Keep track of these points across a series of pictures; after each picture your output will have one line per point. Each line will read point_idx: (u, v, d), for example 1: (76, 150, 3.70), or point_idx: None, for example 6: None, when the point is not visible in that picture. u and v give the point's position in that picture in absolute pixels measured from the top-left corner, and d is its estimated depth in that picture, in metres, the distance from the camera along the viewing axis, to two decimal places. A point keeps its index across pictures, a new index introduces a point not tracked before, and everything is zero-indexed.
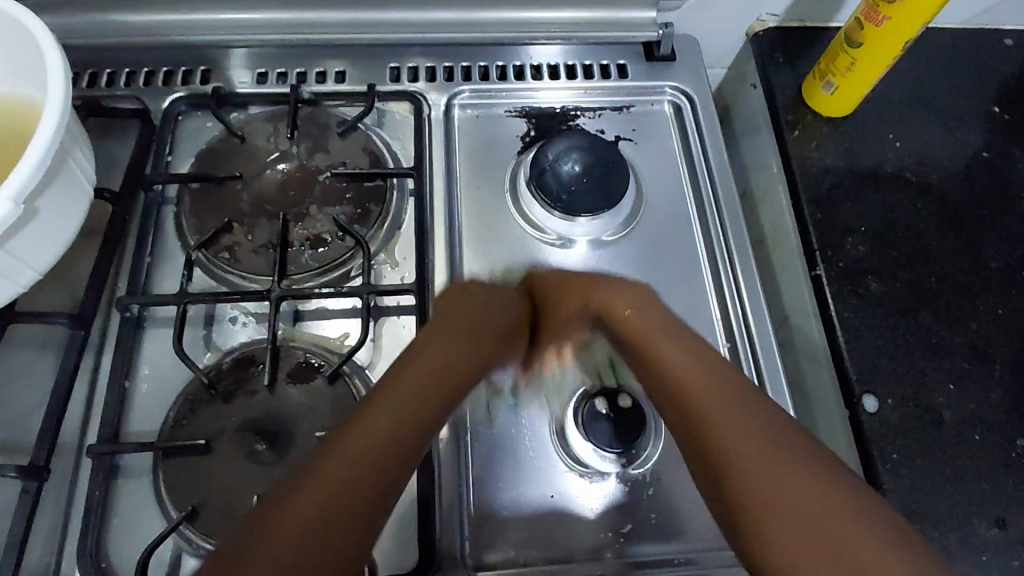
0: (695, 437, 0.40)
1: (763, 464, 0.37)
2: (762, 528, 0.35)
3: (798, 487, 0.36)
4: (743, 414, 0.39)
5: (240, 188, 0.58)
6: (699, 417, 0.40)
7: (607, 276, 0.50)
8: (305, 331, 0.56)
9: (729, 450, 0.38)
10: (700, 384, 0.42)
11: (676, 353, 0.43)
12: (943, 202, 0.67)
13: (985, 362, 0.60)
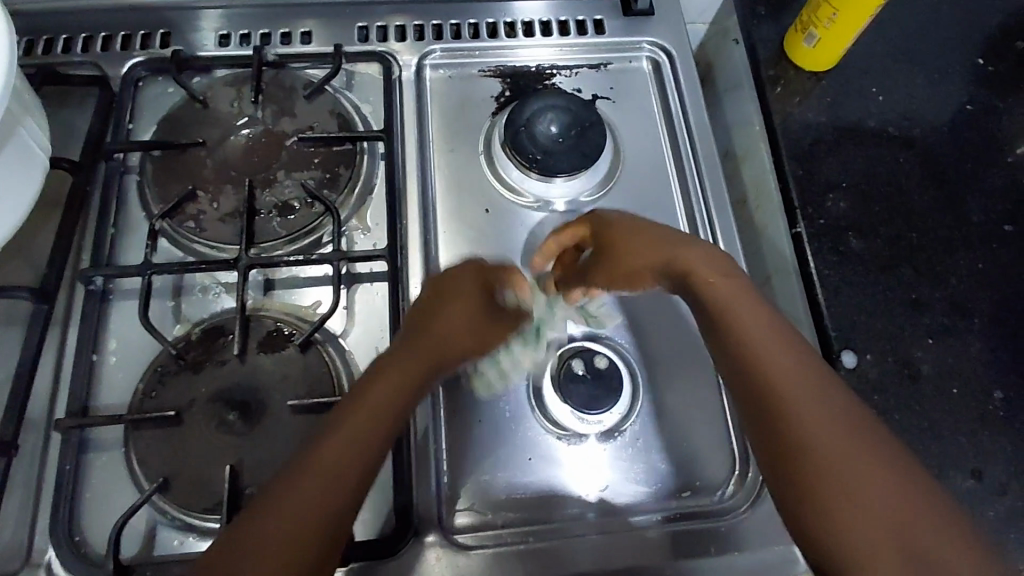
0: (796, 439, 0.42)
1: (882, 508, 0.39)
2: (830, 522, 0.39)
3: (872, 498, 0.39)
4: (860, 459, 0.40)
5: (204, 155, 0.57)
6: (824, 458, 0.41)
7: (733, 280, 0.49)
8: (275, 300, 0.55)
9: (815, 452, 0.41)
10: (803, 389, 0.43)
11: (790, 382, 0.43)
12: (926, 156, 0.66)
13: (965, 317, 0.60)
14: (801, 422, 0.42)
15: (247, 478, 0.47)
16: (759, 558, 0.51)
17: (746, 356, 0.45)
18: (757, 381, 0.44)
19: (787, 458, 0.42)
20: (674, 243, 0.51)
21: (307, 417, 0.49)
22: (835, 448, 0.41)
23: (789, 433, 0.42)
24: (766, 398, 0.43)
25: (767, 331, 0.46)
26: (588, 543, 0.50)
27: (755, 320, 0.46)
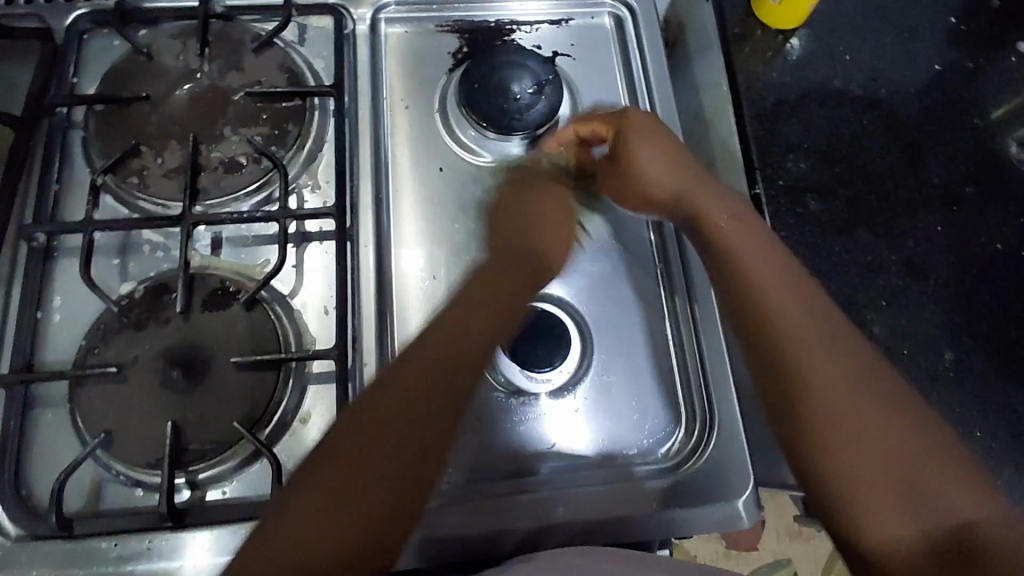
0: (805, 386, 0.46)
1: (878, 453, 0.43)
2: (827, 464, 0.44)
3: (873, 441, 0.43)
4: (872, 405, 0.44)
5: (149, 110, 0.56)
6: (843, 435, 0.44)
7: (757, 242, 0.52)
8: (222, 258, 0.54)
9: (822, 401, 0.45)
10: (812, 344, 0.47)
11: (806, 340, 0.47)
12: (890, 117, 0.65)
13: (919, 279, 0.60)
14: (821, 398, 0.45)
15: (189, 433, 0.47)
16: (702, 512, 0.50)
17: (772, 316, 0.48)
18: (768, 338, 0.48)
19: (799, 403, 0.45)
20: (707, 201, 0.55)
21: (251, 374, 0.49)
22: (843, 418, 0.44)
23: (796, 380, 0.46)
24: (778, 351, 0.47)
25: (793, 303, 0.49)
26: (532, 502, 0.49)
27: (777, 299, 0.49)
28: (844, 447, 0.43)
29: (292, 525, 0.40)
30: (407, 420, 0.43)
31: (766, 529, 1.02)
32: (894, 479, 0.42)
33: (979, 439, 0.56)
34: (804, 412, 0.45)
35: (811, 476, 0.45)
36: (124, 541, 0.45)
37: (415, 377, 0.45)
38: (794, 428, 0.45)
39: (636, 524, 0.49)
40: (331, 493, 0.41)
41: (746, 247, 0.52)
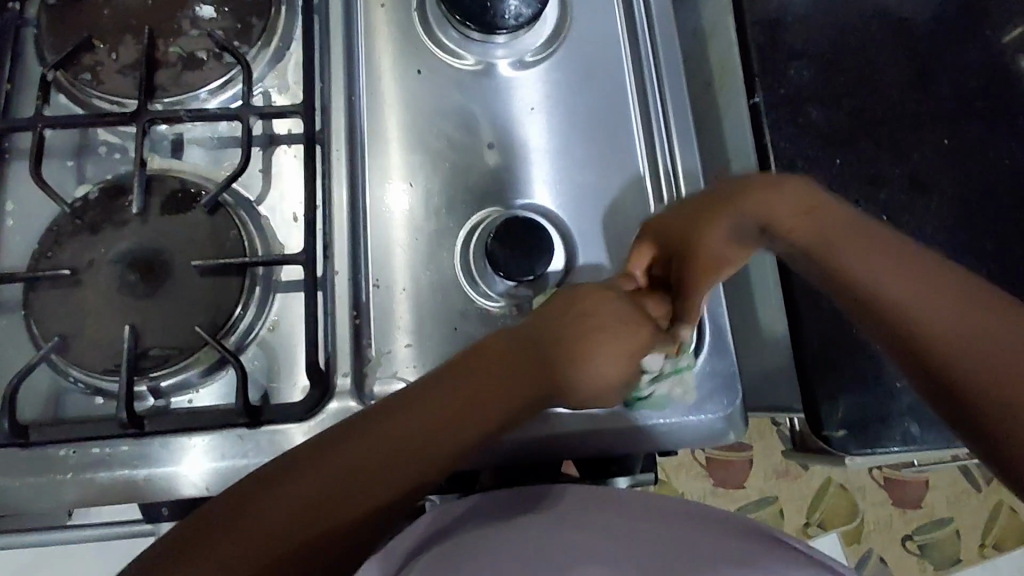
0: (909, 318, 0.38)
1: (1019, 361, 0.35)
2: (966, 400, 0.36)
3: (1001, 355, 0.36)
4: (981, 316, 0.37)
5: (102, 3, 0.51)
6: (989, 370, 0.36)
7: (801, 199, 0.43)
8: (184, 161, 0.50)
9: (932, 329, 0.37)
10: (887, 277, 0.38)
11: (896, 284, 0.38)
12: (900, 24, 0.61)
13: (921, 196, 0.57)
14: (949, 334, 0.37)
15: (150, 338, 0.45)
16: (687, 425, 0.48)
17: (841, 261, 0.40)
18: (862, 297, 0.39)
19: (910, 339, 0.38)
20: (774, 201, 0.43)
21: (214, 279, 0.46)
22: (997, 352, 0.36)
23: (902, 314, 0.38)
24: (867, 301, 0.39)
25: (910, 276, 0.38)
26: None
27: (875, 270, 0.39)
28: (996, 383, 0.35)
29: (234, 538, 0.34)
30: (425, 436, 0.37)
31: (753, 468, 1.02)
32: None
33: None
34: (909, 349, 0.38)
35: (953, 412, 0.37)
36: (83, 449, 0.43)
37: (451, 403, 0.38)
38: (921, 374, 0.38)
39: (619, 436, 0.47)
40: (311, 504, 0.35)
41: (822, 217, 0.42)
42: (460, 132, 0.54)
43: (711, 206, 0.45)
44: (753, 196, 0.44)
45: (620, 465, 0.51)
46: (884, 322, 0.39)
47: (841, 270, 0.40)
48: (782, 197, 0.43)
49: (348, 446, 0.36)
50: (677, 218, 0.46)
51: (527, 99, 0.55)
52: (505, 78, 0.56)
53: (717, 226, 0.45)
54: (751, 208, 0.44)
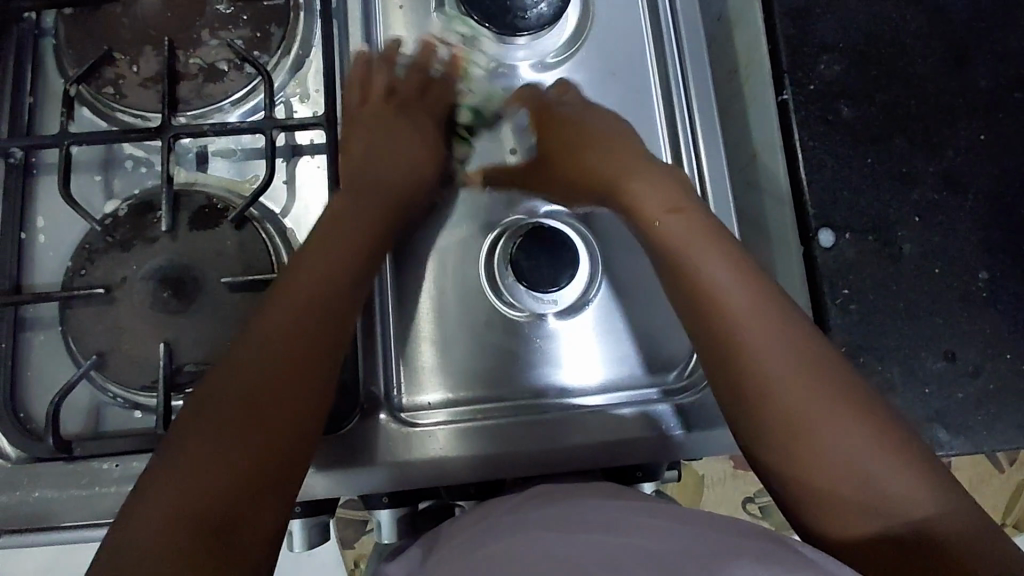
0: (769, 405, 0.40)
1: (827, 484, 0.38)
2: (831, 507, 0.38)
3: (824, 446, 0.38)
4: (809, 393, 0.40)
5: (119, 12, 0.51)
6: (820, 465, 0.38)
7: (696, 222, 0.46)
8: (208, 175, 0.51)
9: (790, 415, 0.40)
10: (760, 343, 0.41)
11: (763, 367, 0.41)
12: (936, 11, 0.59)
13: (957, 194, 0.56)
14: (762, 360, 0.41)
15: (184, 355, 0.46)
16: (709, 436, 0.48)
17: (734, 329, 0.42)
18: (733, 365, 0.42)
19: (777, 427, 0.40)
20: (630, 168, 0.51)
21: (244, 295, 0.47)
22: (795, 390, 0.40)
23: (766, 402, 0.40)
24: (750, 391, 0.41)
25: (748, 310, 0.42)
26: (540, 423, 0.48)
27: (739, 296, 0.43)
28: (796, 439, 0.39)
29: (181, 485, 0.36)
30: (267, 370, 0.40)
31: None
32: (840, 457, 0.38)
33: (1007, 361, 0.55)
34: (788, 446, 0.39)
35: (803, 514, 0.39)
36: (125, 463, 0.44)
37: (256, 356, 0.40)
38: (738, 397, 0.41)
39: (638, 448, 0.48)
40: (244, 408, 0.38)
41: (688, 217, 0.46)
42: (484, 136, 0.54)
43: (633, 156, 0.52)
44: (648, 182, 0.49)
45: (646, 472, 0.53)
46: (715, 333, 0.43)
47: (705, 286, 0.44)
48: (672, 195, 0.48)
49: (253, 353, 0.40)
50: (612, 148, 0.52)
51: (550, 102, 0.55)
52: (525, 80, 0.55)
53: (639, 182, 0.50)
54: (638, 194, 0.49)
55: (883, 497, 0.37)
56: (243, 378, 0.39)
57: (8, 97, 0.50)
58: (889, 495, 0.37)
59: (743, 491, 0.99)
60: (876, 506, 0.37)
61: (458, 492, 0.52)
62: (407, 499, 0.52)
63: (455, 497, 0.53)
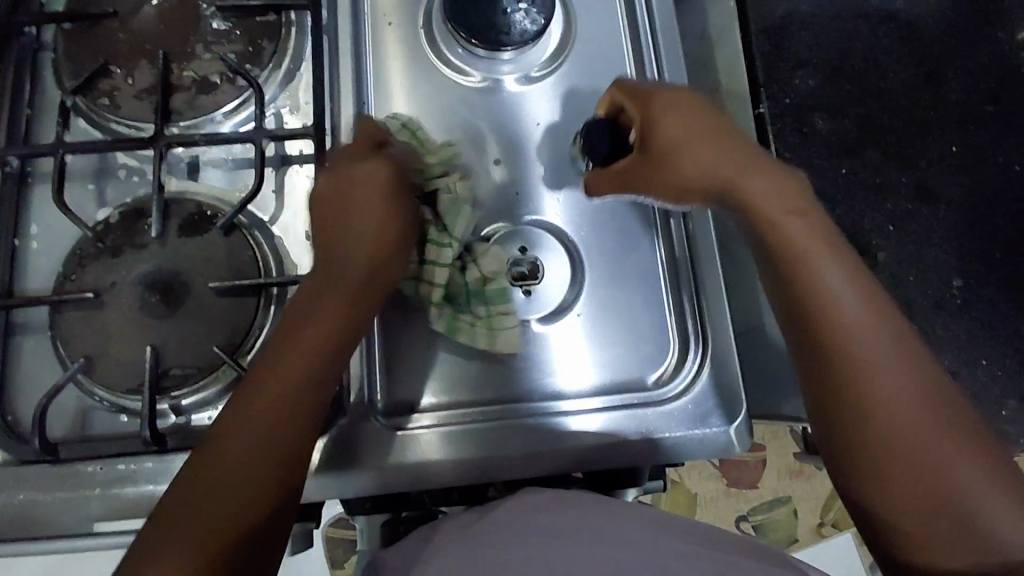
0: (882, 427, 0.40)
1: (924, 515, 0.39)
2: (923, 540, 0.39)
3: (929, 471, 0.39)
4: (923, 422, 0.40)
5: (117, 27, 0.52)
6: (922, 497, 0.39)
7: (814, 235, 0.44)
8: (200, 183, 0.52)
9: (898, 442, 0.40)
10: (876, 361, 0.41)
11: (878, 385, 0.40)
12: (908, 30, 0.67)
13: (930, 203, 0.66)
14: (875, 384, 0.40)
15: (171, 358, 0.47)
16: (686, 438, 0.49)
17: (856, 348, 0.41)
18: (844, 383, 0.41)
19: (878, 453, 0.40)
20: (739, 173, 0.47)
21: (232, 299, 0.48)
22: (904, 403, 0.40)
23: (883, 417, 0.40)
24: (861, 413, 0.41)
25: (874, 328, 0.41)
26: (521, 427, 0.48)
27: (863, 318, 0.42)
28: (896, 464, 0.40)
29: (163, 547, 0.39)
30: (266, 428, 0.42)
31: (766, 468, 0.99)
32: (947, 481, 0.39)
33: (983, 366, 0.65)
34: (885, 472, 0.40)
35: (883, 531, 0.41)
36: (110, 464, 0.45)
37: (268, 407, 0.42)
38: (842, 403, 0.41)
39: (617, 448, 0.49)
40: (237, 477, 0.41)
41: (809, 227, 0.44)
42: (469, 145, 0.55)
43: (737, 159, 0.47)
44: (768, 184, 0.45)
45: (628, 476, 0.52)
46: (836, 354, 0.41)
47: (818, 292, 0.42)
48: (790, 199, 0.45)
49: (264, 389, 0.43)
50: (706, 137, 0.48)
51: (535, 111, 0.56)
52: (511, 93, 0.56)
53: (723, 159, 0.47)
54: (754, 194, 0.45)
55: (984, 535, 0.38)
56: (235, 436, 0.41)
57: (6, 109, 0.52)
58: (1002, 535, 0.38)
59: (735, 509, 0.99)
60: (976, 543, 0.38)
61: (441, 496, 0.52)
62: (390, 505, 0.52)
63: (439, 502, 0.53)
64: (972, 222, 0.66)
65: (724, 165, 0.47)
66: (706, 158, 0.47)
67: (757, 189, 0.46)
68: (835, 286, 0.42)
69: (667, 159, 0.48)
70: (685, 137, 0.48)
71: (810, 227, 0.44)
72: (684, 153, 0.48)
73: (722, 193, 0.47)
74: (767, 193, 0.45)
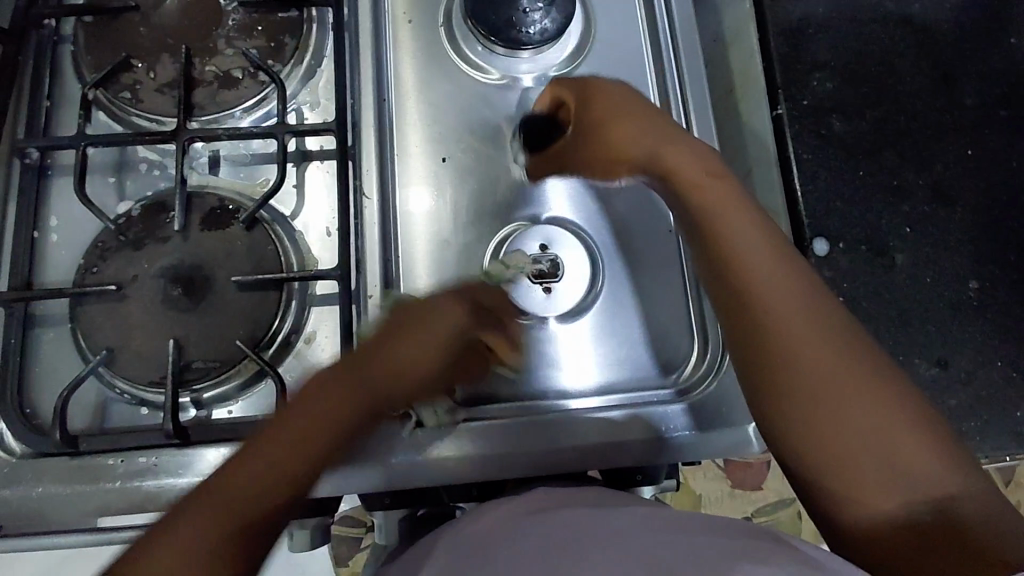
0: (786, 378, 0.39)
1: (841, 463, 0.37)
2: (846, 487, 0.36)
3: (839, 417, 0.37)
4: (829, 365, 0.38)
5: (138, 21, 0.52)
6: (834, 444, 0.37)
7: (723, 194, 0.44)
8: (220, 178, 0.52)
9: (806, 389, 0.38)
10: (778, 307, 0.40)
11: (781, 330, 0.39)
12: (923, 34, 0.68)
13: (946, 205, 0.66)
14: (782, 334, 0.39)
15: (193, 350, 0.47)
16: (706, 439, 0.49)
17: (758, 297, 0.40)
18: (755, 330, 0.40)
19: (785, 402, 0.39)
20: (649, 142, 0.46)
21: (255, 293, 0.48)
22: (807, 356, 0.38)
23: (791, 365, 0.39)
24: (767, 362, 0.39)
25: (776, 275, 0.41)
26: (543, 426, 0.48)
27: (765, 265, 0.41)
28: (806, 414, 0.38)
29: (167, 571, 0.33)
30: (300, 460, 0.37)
31: (770, 470, 0.99)
32: (856, 419, 0.37)
33: (1000, 368, 0.65)
34: (799, 422, 0.38)
35: (806, 488, 0.39)
36: (130, 458, 0.44)
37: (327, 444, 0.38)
38: (754, 361, 0.40)
39: (635, 449, 0.48)
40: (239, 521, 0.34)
41: (713, 190, 0.44)
42: (488, 144, 0.55)
43: (663, 131, 0.47)
44: (688, 151, 0.45)
45: (645, 475, 0.53)
46: (738, 306, 0.41)
47: (727, 245, 0.42)
48: (704, 168, 0.45)
49: (315, 417, 0.38)
50: (629, 108, 0.48)
51: None
52: (529, 93, 0.57)
53: (641, 129, 0.47)
54: (674, 164, 0.45)
55: (904, 483, 0.35)
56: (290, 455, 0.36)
57: (27, 102, 0.52)
58: (916, 473, 0.35)
59: (740, 511, 0.99)
60: (892, 490, 0.36)
61: (459, 493, 0.52)
62: (408, 500, 0.52)
63: (456, 499, 0.53)
64: (989, 224, 0.66)
65: (643, 138, 0.47)
66: (620, 124, 0.47)
67: (677, 159, 0.45)
68: (739, 239, 0.42)
69: (592, 120, 0.49)
70: (605, 98, 0.49)
71: (716, 189, 0.44)
72: (616, 113, 0.48)
73: (634, 156, 0.47)
74: (681, 158, 0.45)
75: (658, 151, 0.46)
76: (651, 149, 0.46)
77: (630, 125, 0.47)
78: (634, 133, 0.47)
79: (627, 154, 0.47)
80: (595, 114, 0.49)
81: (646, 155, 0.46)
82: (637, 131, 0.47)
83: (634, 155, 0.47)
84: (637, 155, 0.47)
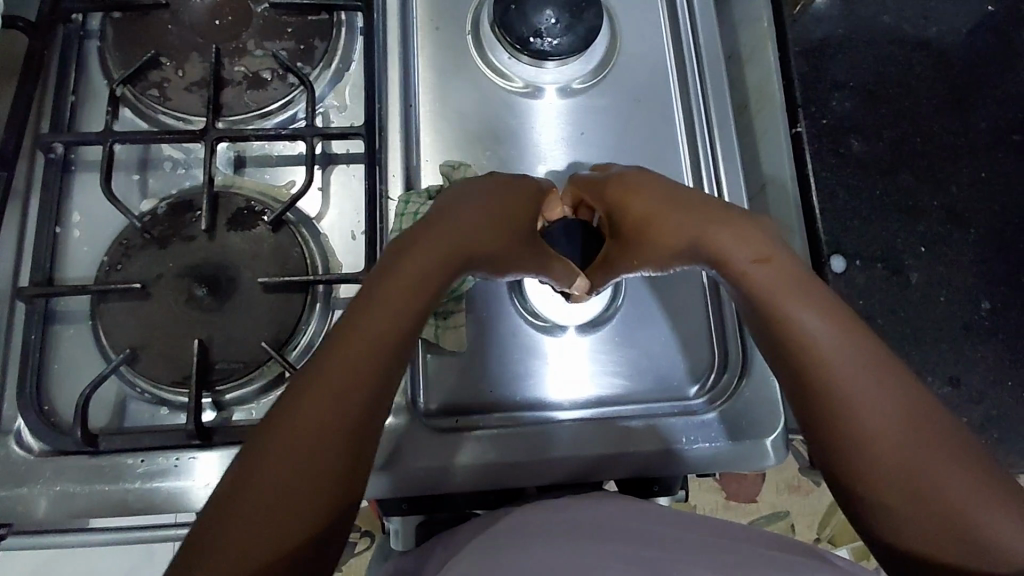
0: (850, 439, 0.35)
1: (918, 521, 0.33)
2: (931, 546, 0.33)
3: (911, 471, 0.33)
4: (902, 420, 0.34)
5: (168, 19, 0.52)
6: (915, 504, 0.33)
7: (774, 262, 0.39)
8: (246, 178, 0.52)
9: (876, 447, 0.34)
10: (842, 370, 0.35)
11: (846, 389, 0.35)
12: (939, 58, 0.70)
13: (960, 226, 0.68)
14: (848, 391, 0.35)
15: (217, 351, 0.46)
16: (724, 452, 0.49)
17: (822, 362, 0.36)
18: (817, 390, 0.36)
19: (849, 461, 0.35)
20: (691, 231, 0.42)
21: (281, 295, 0.48)
22: (880, 418, 0.34)
23: (856, 423, 0.34)
24: (829, 420, 0.35)
25: (840, 343, 0.36)
26: (570, 434, 0.49)
27: (828, 330, 0.36)
28: (876, 471, 0.34)
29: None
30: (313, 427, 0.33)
31: (766, 483, 0.98)
32: (930, 478, 0.33)
33: (1010, 387, 0.66)
34: (861, 478, 0.34)
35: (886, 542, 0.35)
36: (151, 457, 0.44)
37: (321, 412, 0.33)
38: (817, 418, 0.36)
39: (654, 459, 0.48)
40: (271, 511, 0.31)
41: (768, 265, 0.39)
42: (512, 153, 0.56)
43: (699, 213, 0.42)
44: (733, 229, 0.40)
45: (663, 486, 0.53)
46: (800, 370, 0.37)
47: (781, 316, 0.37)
48: (754, 238, 0.40)
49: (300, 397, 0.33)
50: (659, 201, 0.44)
51: (575, 121, 0.57)
52: (551, 104, 0.57)
53: (679, 222, 0.42)
54: (722, 246, 0.40)
55: (991, 542, 0.32)
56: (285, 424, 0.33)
57: (53, 96, 0.52)
58: (999, 531, 0.32)
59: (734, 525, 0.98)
60: (976, 546, 0.32)
61: (477, 500, 0.53)
62: (427, 505, 0.52)
63: (474, 505, 0.53)
64: (1002, 245, 0.68)
65: (680, 227, 0.42)
66: (655, 223, 0.43)
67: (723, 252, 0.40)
68: (797, 304, 0.37)
69: (622, 213, 0.45)
70: (629, 191, 0.45)
71: (765, 259, 0.39)
72: (648, 207, 0.44)
73: (684, 251, 0.43)
74: (734, 246, 0.40)
75: (703, 241, 0.41)
76: (690, 245, 0.42)
77: (666, 216, 0.43)
78: (668, 227, 0.43)
79: (670, 249, 0.43)
80: (626, 209, 0.45)
81: (698, 249, 0.42)
82: (677, 226, 0.42)
83: (679, 249, 0.43)
84: (681, 247, 0.42)
